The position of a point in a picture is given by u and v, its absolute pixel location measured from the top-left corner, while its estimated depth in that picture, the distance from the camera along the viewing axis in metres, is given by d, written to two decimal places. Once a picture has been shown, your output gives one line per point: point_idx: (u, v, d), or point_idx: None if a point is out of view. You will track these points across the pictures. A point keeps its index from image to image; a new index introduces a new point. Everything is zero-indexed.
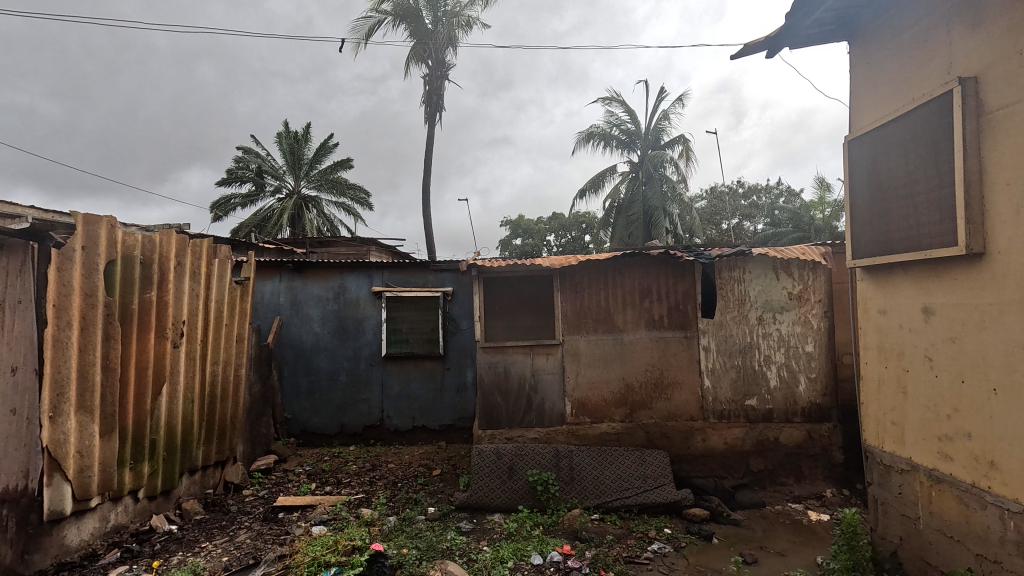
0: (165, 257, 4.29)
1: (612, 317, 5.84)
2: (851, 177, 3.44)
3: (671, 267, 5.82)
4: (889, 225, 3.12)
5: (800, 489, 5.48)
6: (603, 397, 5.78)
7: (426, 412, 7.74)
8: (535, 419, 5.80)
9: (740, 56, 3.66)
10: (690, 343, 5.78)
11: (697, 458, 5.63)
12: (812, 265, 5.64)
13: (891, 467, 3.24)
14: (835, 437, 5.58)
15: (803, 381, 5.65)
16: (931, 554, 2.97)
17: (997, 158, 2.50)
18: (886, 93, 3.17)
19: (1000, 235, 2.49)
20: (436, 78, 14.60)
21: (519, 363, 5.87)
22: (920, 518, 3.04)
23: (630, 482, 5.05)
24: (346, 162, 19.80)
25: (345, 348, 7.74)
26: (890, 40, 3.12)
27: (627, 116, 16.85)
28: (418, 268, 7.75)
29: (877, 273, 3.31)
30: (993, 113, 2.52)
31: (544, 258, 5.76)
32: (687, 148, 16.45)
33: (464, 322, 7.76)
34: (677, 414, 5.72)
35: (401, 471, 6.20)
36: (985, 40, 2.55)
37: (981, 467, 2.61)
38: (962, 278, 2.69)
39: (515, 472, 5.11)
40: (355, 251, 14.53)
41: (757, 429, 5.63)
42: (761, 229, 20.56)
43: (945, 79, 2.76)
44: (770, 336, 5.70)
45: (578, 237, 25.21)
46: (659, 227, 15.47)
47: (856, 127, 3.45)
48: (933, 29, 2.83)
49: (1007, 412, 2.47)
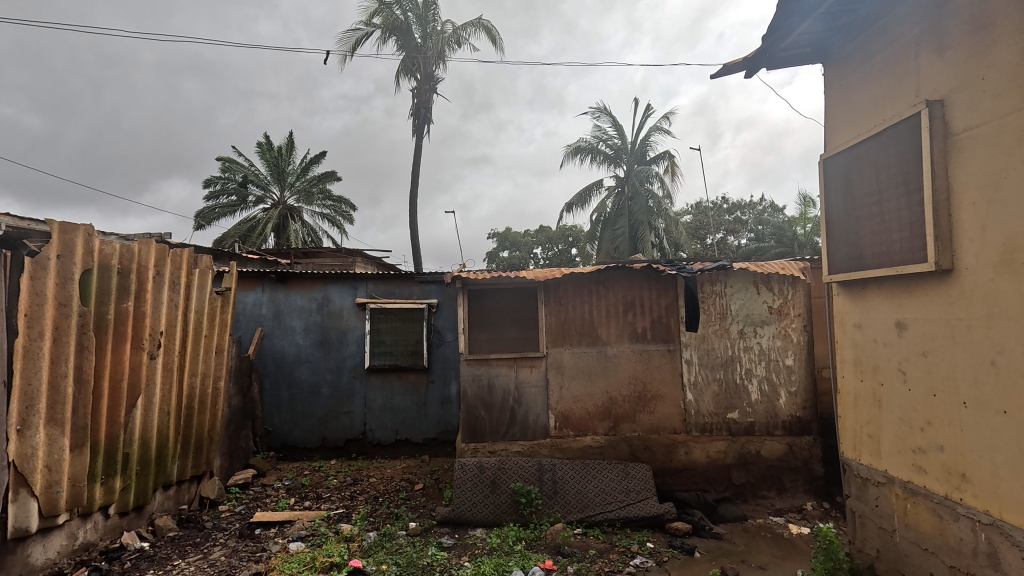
0: (144, 266, 4.23)
1: (596, 330, 5.86)
2: (827, 194, 3.52)
3: (654, 280, 5.88)
4: (862, 241, 3.21)
5: (782, 502, 5.52)
6: (587, 410, 5.78)
7: (410, 425, 7.67)
8: (518, 433, 5.78)
9: (720, 75, 3.75)
10: (672, 356, 5.82)
11: (681, 472, 5.64)
12: (791, 280, 5.76)
13: (868, 479, 3.28)
14: (815, 450, 5.64)
15: (783, 395, 5.72)
16: (907, 565, 3.00)
17: (964, 176, 2.59)
18: (860, 113, 3.26)
19: (968, 252, 2.56)
20: (427, 92, 14.73)
21: (504, 376, 5.85)
22: (896, 530, 3.07)
23: (613, 496, 5.05)
24: (332, 174, 19.71)
25: (328, 359, 7.66)
26: (862, 64, 3.23)
27: (614, 129, 17.05)
28: (403, 279, 7.72)
29: (852, 288, 3.39)
30: (960, 134, 2.61)
31: (528, 270, 5.77)
32: (672, 164, 16.71)
33: (449, 335, 7.73)
34: (660, 427, 5.74)
35: (383, 485, 6.11)
36: (950, 65, 2.65)
37: (953, 479, 2.66)
38: (933, 294, 2.76)
39: (497, 486, 5.08)
40: (341, 262, 14.37)
41: (739, 442, 5.67)
42: (746, 244, 20.75)
43: (914, 101, 2.86)
44: (751, 349, 5.77)
45: (565, 250, 25.44)
46: (645, 241, 15.74)
47: (830, 146, 3.55)
48: (903, 53, 2.93)
49: (978, 425, 2.53)
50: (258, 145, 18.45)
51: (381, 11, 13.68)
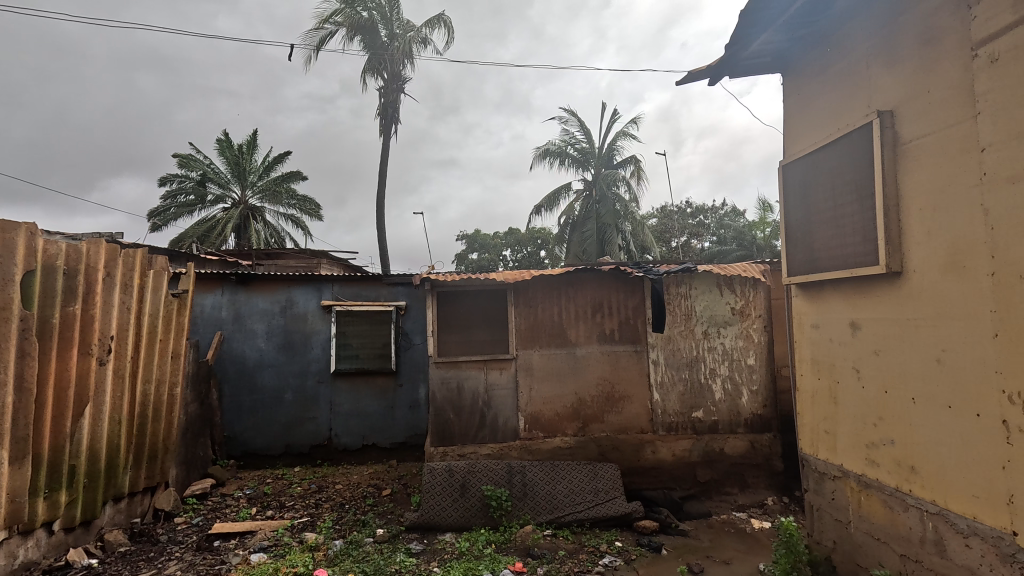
0: (93, 268, 4.01)
1: (565, 332, 5.89)
2: (786, 199, 3.65)
3: (622, 282, 5.97)
4: (819, 245, 3.34)
5: (744, 498, 5.67)
6: (556, 412, 5.81)
7: (377, 429, 7.53)
8: (487, 436, 5.75)
9: (686, 82, 3.85)
10: (639, 357, 5.91)
11: (648, 471, 5.73)
12: (752, 282, 5.95)
13: (825, 474, 3.41)
14: (775, 447, 5.83)
15: (746, 394, 5.89)
16: (861, 555, 3.13)
17: (912, 183, 2.73)
18: (817, 122, 3.40)
19: (915, 256, 2.70)
20: (394, 92, 14.55)
21: (473, 378, 5.81)
22: (851, 522, 3.20)
23: (582, 496, 5.08)
24: (298, 174, 19.20)
25: (291, 364, 7.44)
26: (819, 75, 3.37)
27: (582, 134, 17.25)
28: (370, 281, 7.59)
29: (810, 289, 3.52)
30: (907, 144, 2.75)
31: (497, 272, 5.76)
32: (638, 168, 17.02)
33: (418, 338, 7.65)
34: (628, 427, 5.82)
35: (349, 492, 5.97)
36: (899, 78, 2.80)
37: (904, 472, 2.79)
38: (884, 295, 2.90)
39: (467, 489, 5.04)
40: (305, 264, 14.02)
41: (704, 441, 5.80)
42: (708, 247, 21.31)
43: (866, 111, 3.00)
44: (714, 349, 5.92)
45: (534, 252, 25.56)
46: (612, 244, 15.98)
47: (789, 153, 3.68)
48: (856, 66, 3.08)
49: (926, 420, 2.66)
50: (217, 143, 17.80)
51: (344, 9, 13.42)
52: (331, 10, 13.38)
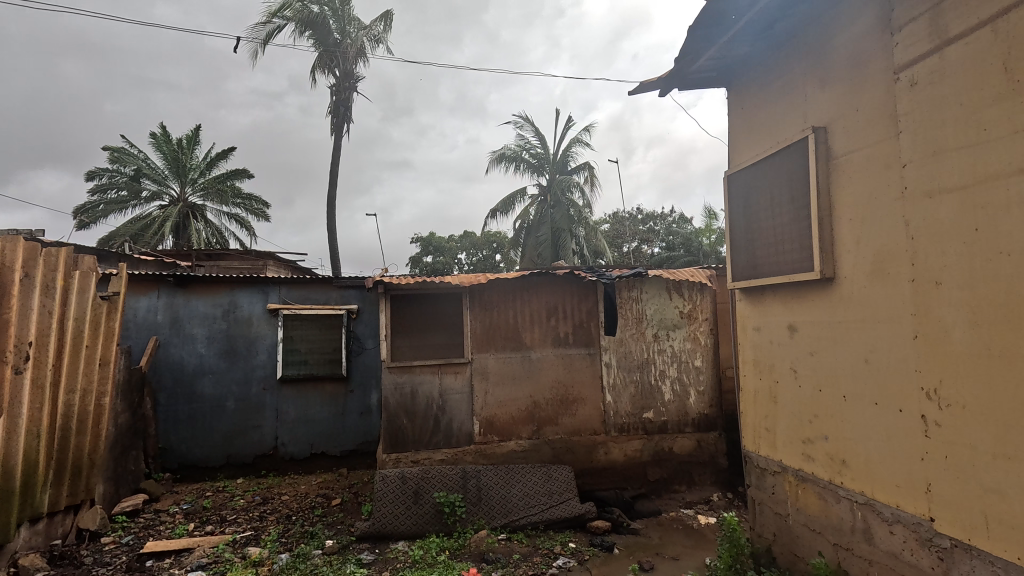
0: (8, 267, 3.67)
1: (520, 335, 5.92)
2: (730, 207, 3.83)
3: (576, 286, 6.06)
4: (760, 252, 3.52)
5: (692, 495, 5.87)
6: (511, 415, 5.82)
7: (326, 437, 7.29)
8: (442, 441, 5.68)
9: (638, 92, 3.96)
10: (593, 359, 6.01)
11: (600, 472, 5.84)
12: (699, 286, 6.20)
13: (766, 469, 3.59)
14: (720, 445, 6.07)
15: (693, 394, 6.12)
16: (798, 546, 3.31)
17: (843, 195, 2.92)
18: (759, 135, 3.59)
19: (846, 263, 2.89)
20: (345, 90, 14.19)
21: (427, 383, 5.73)
22: (789, 515, 3.37)
23: (536, 499, 5.11)
24: (243, 172, 18.37)
25: (234, 370, 7.09)
26: (760, 91, 3.56)
27: (538, 139, 17.44)
28: (320, 284, 7.35)
29: (752, 294, 3.70)
30: (839, 158, 2.95)
31: (452, 275, 5.70)
32: (592, 175, 17.37)
33: (370, 342, 7.48)
34: (582, 429, 5.91)
35: (297, 503, 5.74)
36: (831, 96, 2.99)
37: (836, 465, 2.97)
38: (818, 299, 3.09)
39: (420, 496, 4.95)
40: (250, 265, 13.42)
41: (654, 441, 5.97)
42: (658, 252, 21.99)
43: (802, 126, 3.20)
44: (664, 352, 6.11)
45: (489, 256, 25.55)
46: (566, 248, 16.21)
47: (733, 164, 3.86)
48: (793, 84, 3.27)
49: (856, 416, 2.84)
50: (154, 136, 16.78)
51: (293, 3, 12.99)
52: (279, 4, 12.92)
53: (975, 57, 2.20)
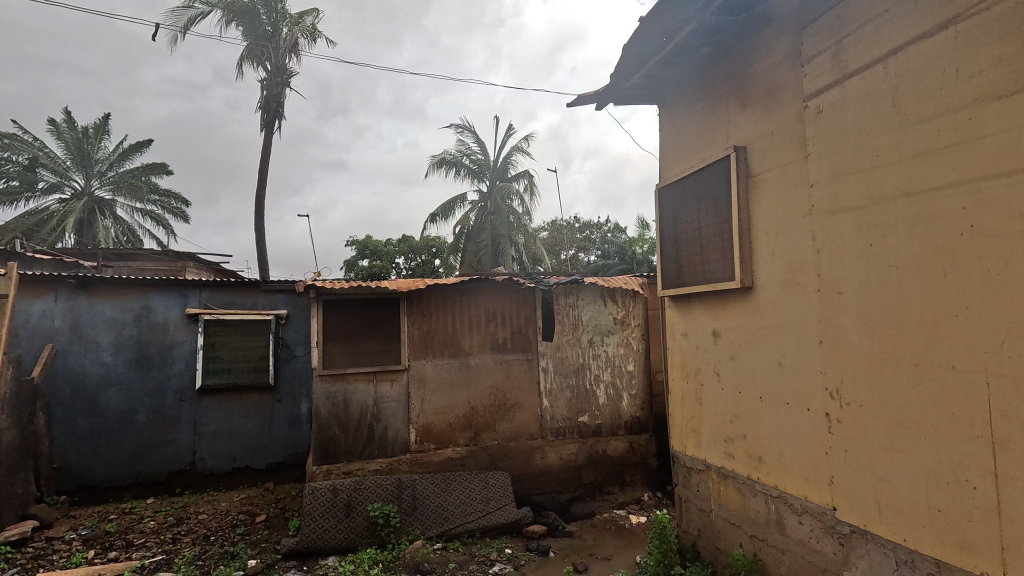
0: None
1: (458, 341, 5.88)
2: (660, 218, 4.02)
3: (514, 293, 6.12)
4: (687, 262, 3.72)
5: (624, 496, 6.07)
6: (448, 422, 5.76)
7: (251, 450, 6.87)
8: (376, 450, 5.52)
9: (575, 105, 4.08)
10: (530, 365, 6.08)
11: (537, 476, 5.90)
12: (631, 294, 6.45)
13: (691, 467, 3.78)
14: (651, 446, 6.33)
15: (625, 398, 6.33)
16: (719, 540, 3.50)
17: (760, 210, 3.15)
18: (687, 151, 3.81)
19: (762, 273, 3.13)
20: (277, 85, 13.53)
21: (361, 392, 5.55)
22: (712, 510, 3.57)
23: (473, 506, 5.08)
24: (162, 166, 17.06)
25: (146, 380, 6.53)
26: (688, 110, 3.78)
27: (478, 145, 17.47)
28: (246, 288, 6.94)
29: (680, 301, 3.91)
30: (757, 176, 3.18)
31: (390, 280, 5.58)
32: (531, 183, 17.64)
33: (300, 349, 7.17)
34: (519, 434, 5.95)
35: (216, 522, 5.35)
36: (750, 119, 3.23)
37: (753, 462, 3.19)
38: (739, 307, 3.31)
39: (352, 508, 4.77)
40: (166, 267, 12.44)
41: (589, 444, 6.12)
42: (594, 260, 22.66)
43: (725, 145, 3.42)
44: (599, 357, 6.30)
45: (428, 261, 25.23)
46: (505, 255, 16.33)
47: (664, 178, 4.06)
48: (717, 105, 3.50)
49: (770, 416, 3.07)
50: (55, 123, 15.21)
51: None
52: None
53: (871, 91, 2.45)
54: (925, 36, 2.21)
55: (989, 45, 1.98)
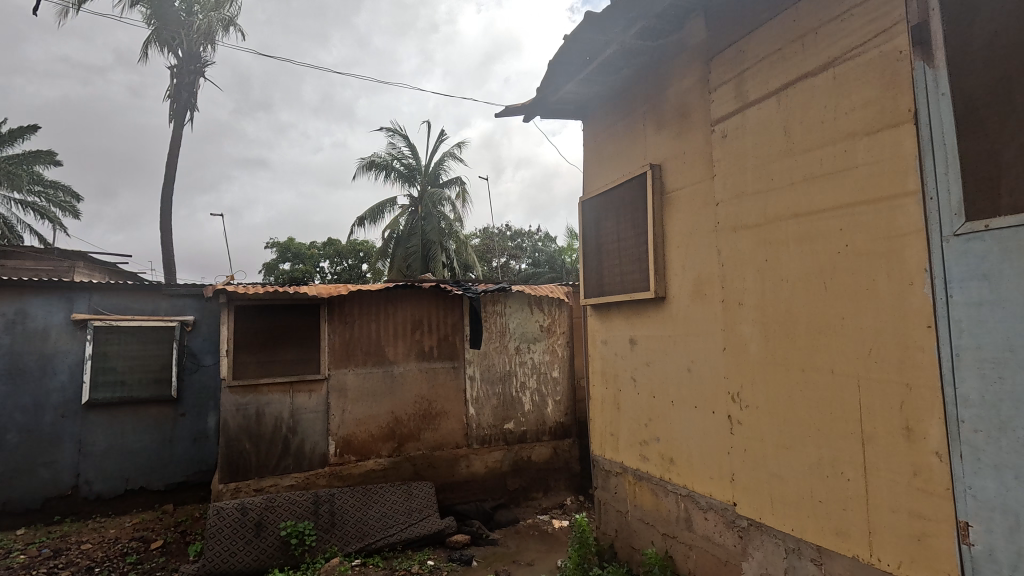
0: None
1: (382, 349, 5.73)
2: (583, 230, 4.17)
3: (441, 300, 6.06)
4: (608, 272, 3.88)
5: (547, 501, 6.17)
6: (370, 433, 5.58)
7: (147, 470, 6.27)
8: (291, 465, 5.23)
9: (504, 115, 4.14)
10: (456, 373, 6.04)
11: (462, 485, 5.86)
12: (557, 302, 6.61)
13: (610, 470, 3.92)
14: (574, 450, 6.49)
15: (550, 404, 6.46)
16: (634, 539, 3.65)
17: (673, 225, 3.36)
18: (608, 166, 3.98)
19: (674, 284, 3.32)
20: (189, 74, 12.64)
21: (276, 403, 5.24)
22: (628, 511, 3.72)
23: (395, 518, 4.94)
24: (49, 155, 15.31)
25: (20, 394, 5.77)
26: (610, 127, 3.95)
27: (410, 149, 17.21)
28: (146, 291, 6.36)
29: (600, 310, 4.06)
30: (670, 193, 3.39)
31: (309, 286, 5.33)
32: (463, 190, 17.62)
33: (208, 358, 6.67)
34: (444, 443, 5.88)
35: (102, 551, 4.82)
36: (665, 139, 3.44)
37: (665, 463, 3.37)
38: (654, 316, 3.49)
39: (263, 528, 4.49)
40: (51, 266, 11.13)
41: (514, 450, 6.17)
42: (525, 268, 22.98)
43: (643, 162, 3.62)
44: (525, 364, 6.38)
45: (355, 266, 24.40)
46: (436, 261, 16.15)
47: (587, 190, 4.22)
48: (636, 124, 3.69)
49: (681, 419, 3.25)
50: None
51: None
52: None
53: (767, 120, 2.69)
54: (811, 74, 2.46)
55: (861, 86, 2.25)
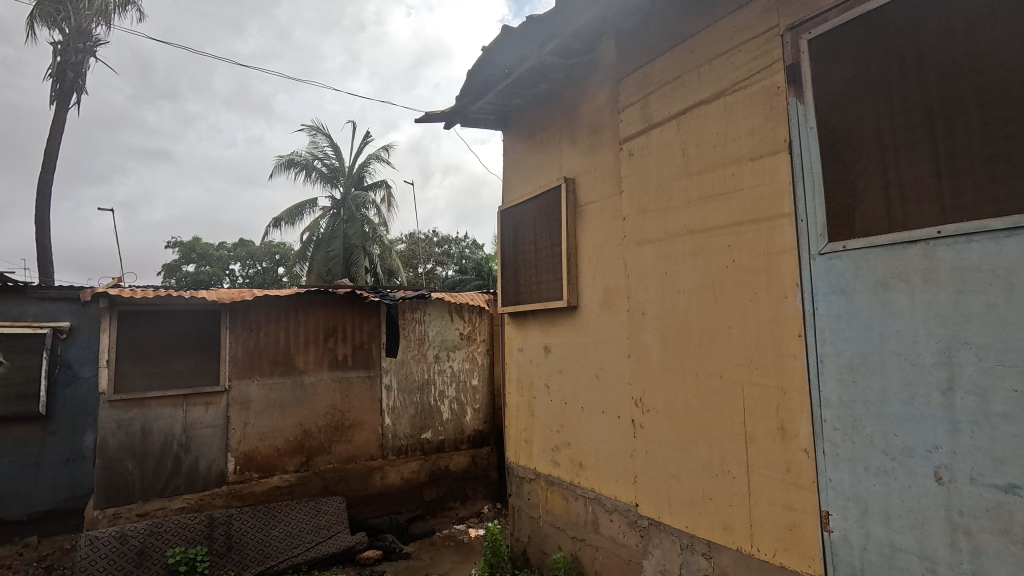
0: None
1: (291, 358, 5.43)
2: (502, 239, 4.21)
3: (357, 307, 5.86)
4: (524, 281, 3.95)
5: (464, 510, 6.12)
6: (275, 447, 5.26)
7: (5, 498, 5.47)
8: (183, 486, 4.80)
9: (424, 121, 4.10)
10: (372, 382, 5.86)
11: (375, 498, 5.66)
12: (478, 310, 6.62)
13: (523, 477, 3.97)
14: (492, 458, 6.50)
15: (469, 412, 6.44)
16: (545, 544, 3.71)
17: (584, 236, 3.48)
18: (527, 177, 4.06)
19: (585, 294, 3.44)
20: (75, 53, 11.18)
21: (166, 419, 4.79)
22: (540, 517, 3.78)
23: (300, 537, 4.67)
24: None
25: None
26: (528, 139, 4.04)
27: (333, 150, 16.56)
28: (11, 294, 5.59)
29: (517, 318, 4.12)
30: (582, 206, 3.52)
31: (210, 290, 4.95)
32: (389, 193, 17.23)
33: (88, 369, 5.97)
34: (357, 455, 5.66)
35: None
36: (578, 154, 3.57)
37: (575, 467, 3.46)
38: (566, 325, 3.60)
39: (146, 557, 4.06)
40: None
41: (431, 460, 6.07)
42: (451, 275, 22.81)
43: (558, 175, 3.73)
44: (444, 372, 6.32)
45: (270, 269, 23.02)
46: (358, 266, 15.59)
47: (506, 200, 4.28)
48: (552, 138, 3.80)
49: (590, 424, 3.36)
50: None
51: None
52: None
53: (668, 142, 2.87)
54: (705, 102, 2.67)
55: (746, 116, 2.46)
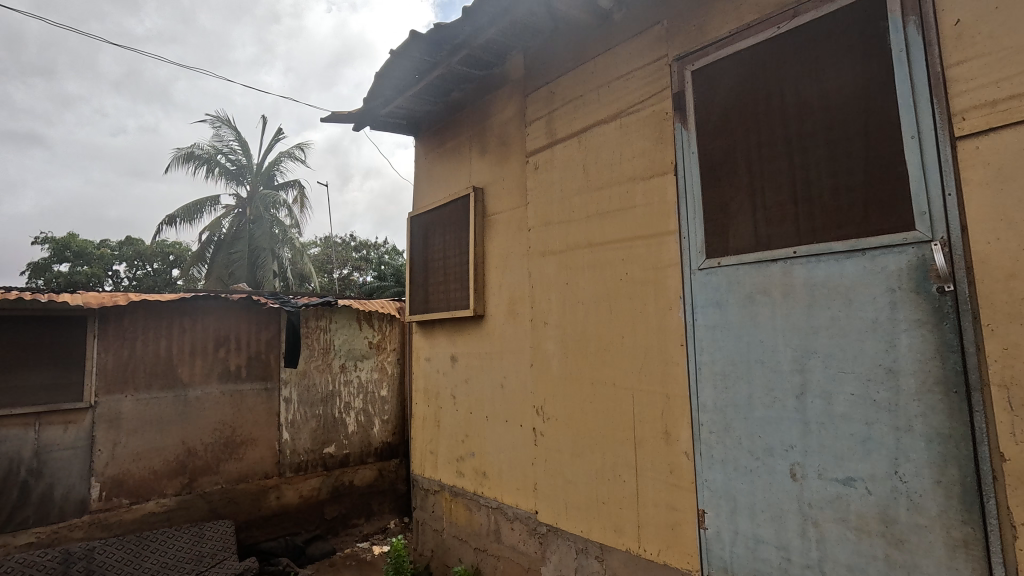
0: None
1: (174, 370, 4.94)
2: (411, 246, 4.13)
3: (254, 314, 5.48)
4: (432, 289, 3.90)
5: (369, 527, 5.88)
6: (152, 469, 4.75)
7: None
8: (32, 518, 4.18)
9: (330, 120, 3.95)
10: (269, 395, 5.48)
11: (270, 519, 5.28)
12: (388, 318, 6.44)
13: (428, 489, 3.89)
14: (400, 471, 6.32)
15: (377, 424, 6.22)
16: (447, 557, 3.65)
17: (491, 246, 3.51)
18: (437, 184, 4.03)
19: (492, 304, 3.46)
20: None
21: (12, 441, 4.15)
22: (443, 529, 3.71)
23: (178, 568, 4.23)
24: None
25: None
26: (439, 146, 4.02)
27: (240, 145, 15.45)
28: None
29: (425, 327, 4.05)
30: (489, 216, 3.54)
31: (75, 294, 4.39)
32: (302, 194, 16.37)
33: None
34: (249, 474, 5.26)
35: None
36: (486, 164, 3.60)
37: (479, 477, 3.44)
38: (473, 334, 3.59)
39: None
40: None
41: (334, 476, 5.78)
42: (369, 282, 22.08)
43: (467, 184, 3.73)
44: (350, 383, 6.06)
45: (164, 270, 20.97)
46: (265, 270, 14.60)
47: (416, 207, 4.21)
48: (462, 147, 3.80)
49: (494, 433, 3.36)
50: None
51: None
52: None
53: (569, 158, 2.98)
54: (603, 121, 2.80)
55: (639, 137, 2.61)
